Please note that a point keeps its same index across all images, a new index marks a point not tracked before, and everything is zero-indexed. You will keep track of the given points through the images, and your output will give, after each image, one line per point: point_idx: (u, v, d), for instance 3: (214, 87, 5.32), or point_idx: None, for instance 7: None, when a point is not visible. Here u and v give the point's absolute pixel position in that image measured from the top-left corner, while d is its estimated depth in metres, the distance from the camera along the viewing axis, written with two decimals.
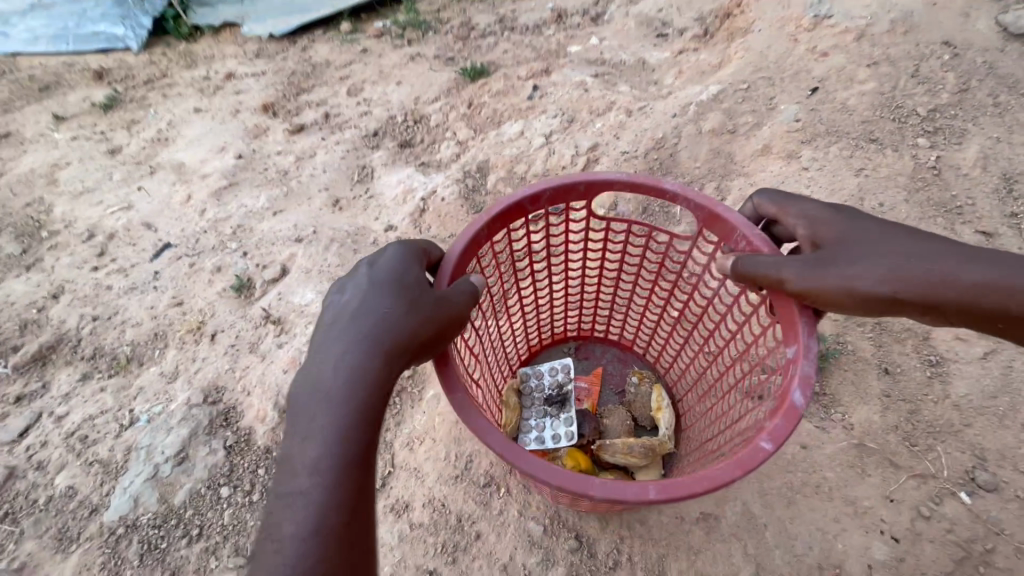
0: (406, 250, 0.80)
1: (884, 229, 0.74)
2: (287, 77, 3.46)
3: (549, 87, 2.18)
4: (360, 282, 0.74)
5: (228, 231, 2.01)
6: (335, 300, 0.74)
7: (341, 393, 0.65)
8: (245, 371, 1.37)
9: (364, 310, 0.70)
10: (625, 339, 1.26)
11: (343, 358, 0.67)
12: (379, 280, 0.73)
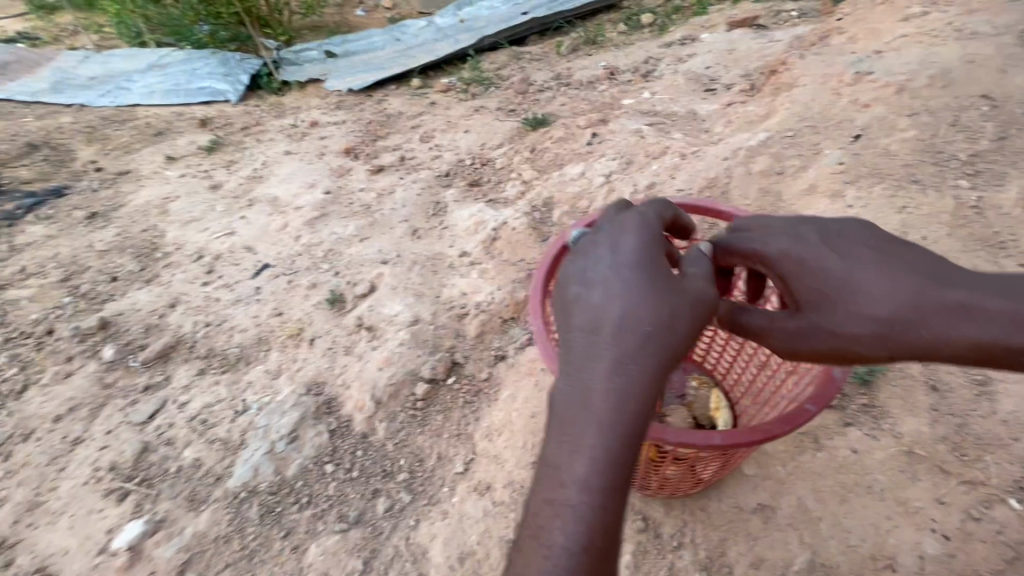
0: (648, 245, 0.83)
1: (829, 284, 0.85)
2: (364, 125, 3.90)
3: (607, 134, 2.43)
4: (606, 281, 0.78)
5: (321, 254, 2.29)
6: (580, 295, 0.79)
7: (611, 403, 0.72)
8: (344, 369, 1.58)
9: (620, 318, 0.75)
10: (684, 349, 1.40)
11: (607, 369, 0.73)
12: (629, 281, 0.77)
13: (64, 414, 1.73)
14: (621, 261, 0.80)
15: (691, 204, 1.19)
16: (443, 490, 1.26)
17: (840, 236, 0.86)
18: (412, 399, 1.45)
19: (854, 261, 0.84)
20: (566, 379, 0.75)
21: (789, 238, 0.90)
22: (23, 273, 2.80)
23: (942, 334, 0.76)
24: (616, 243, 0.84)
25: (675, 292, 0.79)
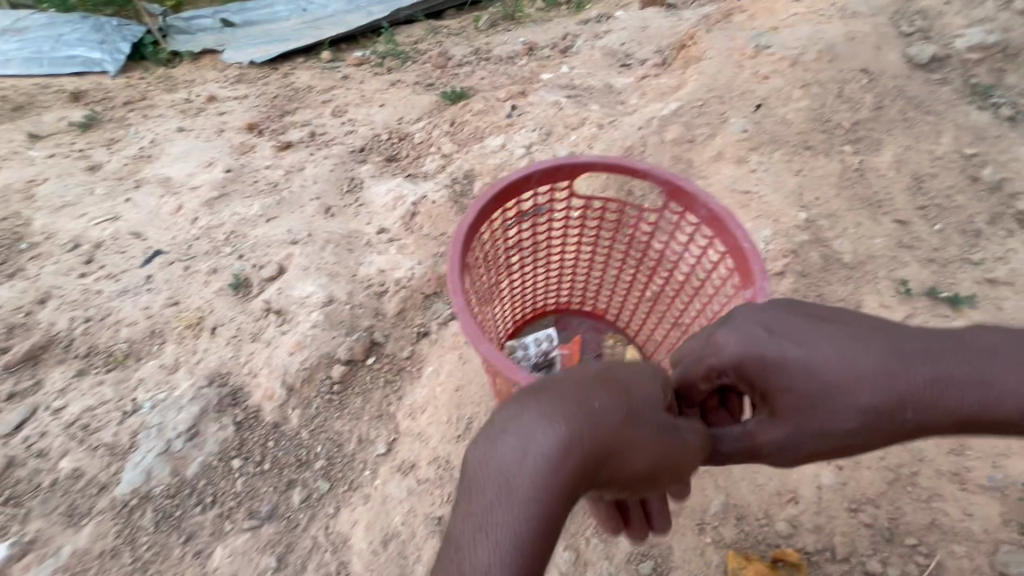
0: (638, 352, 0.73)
1: (835, 367, 0.71)
2: (269, 100, 3.59)
3: (526, 107, 2.40)
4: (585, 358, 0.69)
5: (222, 237, 2.09)
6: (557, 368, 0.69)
7: (534, 476, 0.54)
8: (250, 357, 1.45)
9: (584, 383, 0.63)
10: (597, 309, 1.45)
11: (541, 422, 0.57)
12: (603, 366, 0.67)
13: None
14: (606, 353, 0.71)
15: (605, 163, 1.07)
16: (364, 473, 1.19)
17: (814, 316, 0.77)
18: (328, 383, 1.36)
19: (843, 340, 0.73)
20: (504, 434, 0.57)
21: (734, 338, 0.77)
22: None
23: (957, 413, 0.68)
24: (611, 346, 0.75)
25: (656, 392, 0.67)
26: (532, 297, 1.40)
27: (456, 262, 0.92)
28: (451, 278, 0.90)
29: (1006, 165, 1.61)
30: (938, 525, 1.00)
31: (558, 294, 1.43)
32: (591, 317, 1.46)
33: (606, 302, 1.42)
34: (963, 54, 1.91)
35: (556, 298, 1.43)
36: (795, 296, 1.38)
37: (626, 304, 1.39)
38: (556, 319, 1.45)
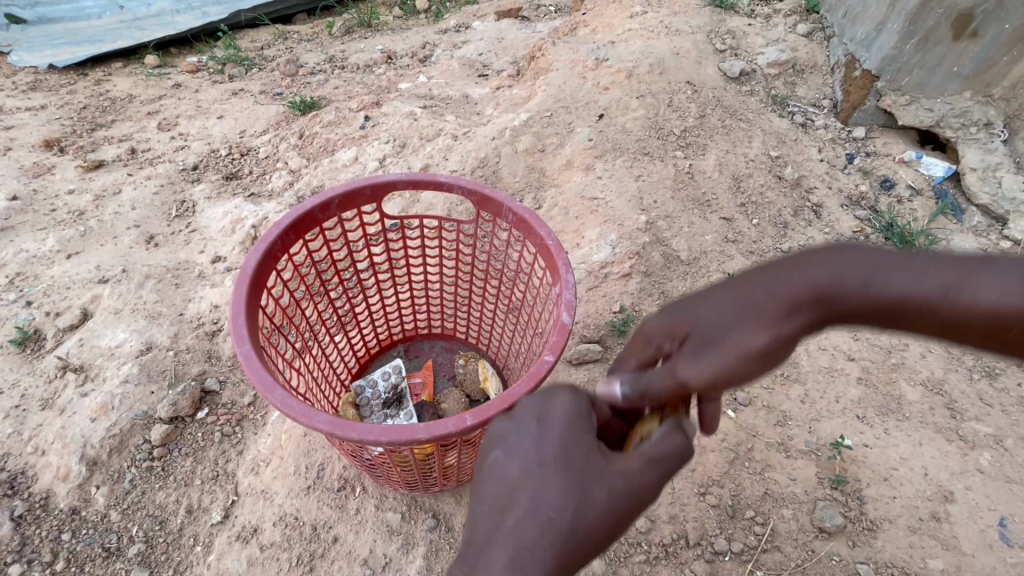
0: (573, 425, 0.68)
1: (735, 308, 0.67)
2: (76, 111, 3.05)
3: (381, 117, 2.30)
4: (522, 446, 0.67)
5: (4, 281, 1.70)
6: (496, 462, 0.68)
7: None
8: (38, 430, 1.18)
9: (523, 522, 0.61)
10: (448, 329, 1.37)
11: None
12: (541, 466, 0.64)
13: None
14: (549, 433, 0.67)
15: (409, 179, 0.97)
16: (194, 550, 1.02)
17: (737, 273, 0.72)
18: (146, 449, 1.14)
19: (750, 283, 0.68)
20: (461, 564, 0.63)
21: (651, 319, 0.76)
22: None
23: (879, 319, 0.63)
24: (542, 401, 0.71)
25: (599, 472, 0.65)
26: (374, 324, 1.29)
27: (242, 311, 0.80)
28: (236, 327, 0.79)
29: (800, 165, 1.87)
30: (770, 493, 1.10)
31: (405, 316, 1.34)
32: (443, 338, 1.39)
33: (455, 322, 1.36)
34: (765, 69, 2.20)
35: (402, 323, 1.35)
36: (644, 293, 1.45)
37: (474, 317, 1.32)
38: (406, 346, 1.36)
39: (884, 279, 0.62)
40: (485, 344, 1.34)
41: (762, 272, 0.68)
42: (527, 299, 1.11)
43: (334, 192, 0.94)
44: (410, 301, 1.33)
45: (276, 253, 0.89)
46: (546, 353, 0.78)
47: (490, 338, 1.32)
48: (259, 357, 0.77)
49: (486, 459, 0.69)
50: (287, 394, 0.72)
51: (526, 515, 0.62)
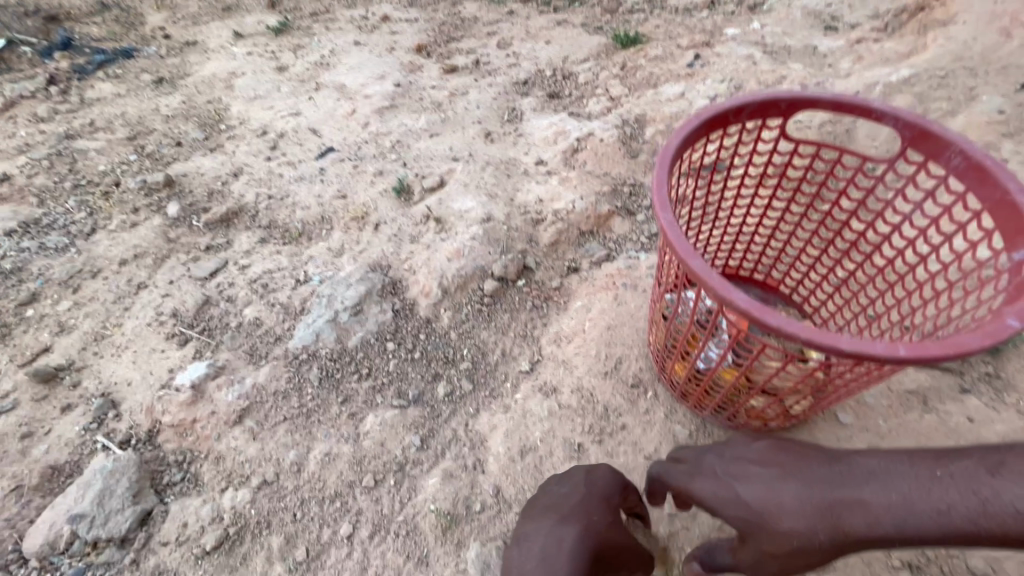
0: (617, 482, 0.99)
1: (769, 509, 0.77)
2: (438, 25, 3.66)
3: (712, 59, 2.21)
4: (573, 485, 0.96)
5: (388, 144, 2.20)
6: (554, 491, 0.96)
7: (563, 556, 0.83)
8: (410, 255, 1.52)
9: (577, 508, 0.90)
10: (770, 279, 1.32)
11: (556, 524, 0.88)
12: (598, 501, 0.93)
13: (131, 259, 1.78)
14: (593, 476, 0.98)
15: (833, 99, 0.89)
16: (505, 385, 1.22)
17: (763, 514, 0.77)
18: (480, 294, 1.39)
19: (785, 507, 0.75)
20: (525, 540, 0.89)
21: (698, 483, 0.87)
22: (95, 127, 2.87)
23: (851, 495, 0.70)
24: (595, 469, 0.99)
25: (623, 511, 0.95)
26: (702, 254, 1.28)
27: (662, 181, 0.81)
28: (655, 194, 0.79)
29: None
30: None
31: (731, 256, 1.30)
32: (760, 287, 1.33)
33: (783, 273, 1.29)
34: None
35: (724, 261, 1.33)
36: None
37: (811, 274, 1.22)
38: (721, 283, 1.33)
39: (896, 523, 0.67)
40: (811, 304, 1.23)
41: (785, 522, 0.74)
42: (914, 263, 0.97)
43: (754, 96, 0.91)
44: (742, 238, 1.29)
45: (695, 140, 0.88)
46: (1005, 317, 0.62)
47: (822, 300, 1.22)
48: (674, 224, 0.77)
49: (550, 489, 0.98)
50: (708, 263, 0.71)
51: (585, 515, 0.89)
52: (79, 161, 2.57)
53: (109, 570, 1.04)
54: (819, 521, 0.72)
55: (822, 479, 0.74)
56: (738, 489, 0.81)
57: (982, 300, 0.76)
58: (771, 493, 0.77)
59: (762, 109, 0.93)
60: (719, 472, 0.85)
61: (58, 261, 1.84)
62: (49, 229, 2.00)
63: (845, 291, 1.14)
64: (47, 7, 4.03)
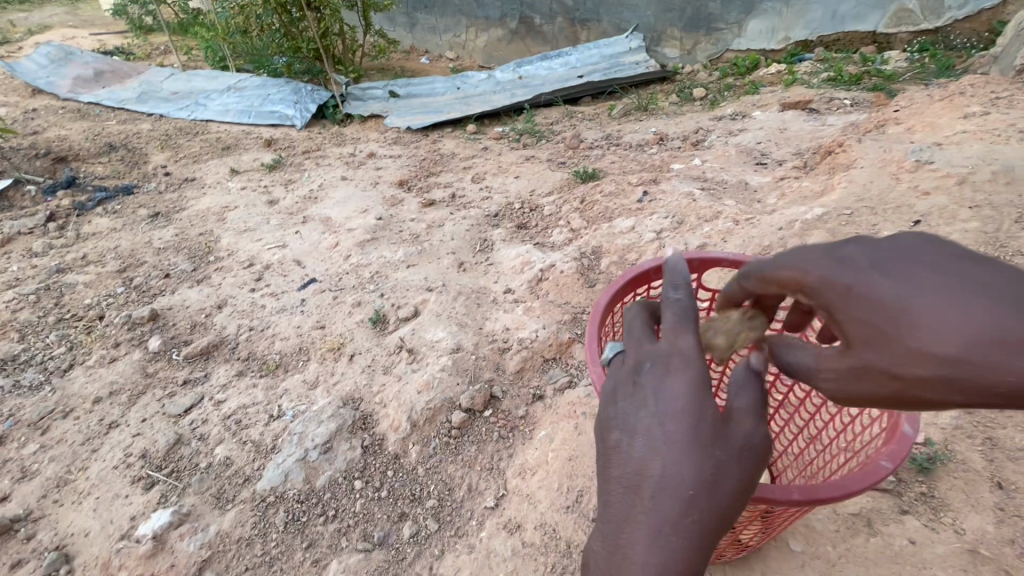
0: (701, 390, 0.72)
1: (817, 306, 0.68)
2: (419, 161, 4.08)
3: (659, 194, 2.51)
4: (651, 432, 0.70)
5: (367, 275, 2.37)
6: (621, 445, 0.72)
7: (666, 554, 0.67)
8: (382, 387, 1.59)
9: (663, 483, 0.68)
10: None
11: (645, 517, 0.68)
12: (679, 442, 0.69)
13: (105, 396, 1.81)
14: (667, 405, 0.71)
15: (733, 261, 1.17)
16: (470, 522, 1.25)
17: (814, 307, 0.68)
18: (447, 426, 1.45)
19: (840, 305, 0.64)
20: (608, 529, 0.71)
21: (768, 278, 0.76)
22: (86, 260, 3.01)
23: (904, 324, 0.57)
24: (660, 383, 0.72)
25: (722, 436, 0.71)
26: None
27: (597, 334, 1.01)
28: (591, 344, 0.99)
29: None
30: None
31: None
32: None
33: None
34: None
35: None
36: (960, 433, 1.29)
37: None
38: None
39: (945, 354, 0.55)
40: None
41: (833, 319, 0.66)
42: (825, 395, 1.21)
43: (668, 260, 1.16)
44: None
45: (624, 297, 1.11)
46: (884, 457, 0.84)
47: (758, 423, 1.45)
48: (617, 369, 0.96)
49: (617, 437, 0.73)
50: None
51: (663, 489, 0.68)
52: (67, 294, 2.67)
53: None
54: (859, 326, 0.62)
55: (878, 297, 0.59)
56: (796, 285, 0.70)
57: (875, 434, 0.99)
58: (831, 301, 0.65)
59: (677, 271, 1.18)
60: (833, 282, 0.64)
61: (30, 400, 1.85)
62: (27, 366, 2.03)
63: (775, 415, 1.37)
64: (57, 149, 4.40)
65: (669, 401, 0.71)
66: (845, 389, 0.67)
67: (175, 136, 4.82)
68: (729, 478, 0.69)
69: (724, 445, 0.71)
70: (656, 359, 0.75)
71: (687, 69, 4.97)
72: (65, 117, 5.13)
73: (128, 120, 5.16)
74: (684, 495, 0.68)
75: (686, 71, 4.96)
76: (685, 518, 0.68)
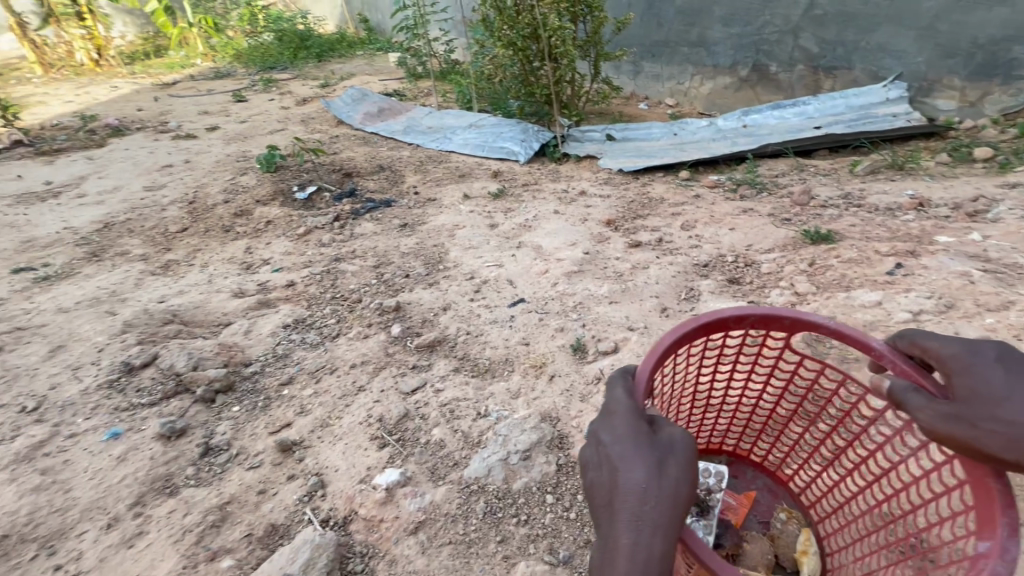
0: (633, 419, 0.98)
1: (962, 374, 0.99)
2: (628, 202, 4.18)
3: (916, 269, 2.18)
4: (605, 460, 0.95)
5: (571, 304, 2.52)
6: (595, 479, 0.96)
7: (647, 545, 0.85)
8: (580, 413, 1.73)
9: (624, 495, 0.90)
10: (780, 473, 1.58)
11: (623, 526, 0.87)
12: (629, 456, 0.93)
13: (358, 364, 2.26)
14: (617, 438, 0.97)
15: (836, 331, 1.16)
16: None
17: (962, 372, 1.00)
18: None
19: (996, 381, 0.96)
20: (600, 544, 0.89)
21: (958, 343, 1.03)
22: (355, 254, 3.81)
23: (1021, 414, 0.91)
24: (606, 427, 0.99)
25: (658, 449, 0.94)
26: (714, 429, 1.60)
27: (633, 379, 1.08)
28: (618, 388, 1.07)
29: None
30: None
31: (741, 439, 1.62)
32: (770, 477, 1.59)
33: (791, 472, 1.55)
34: None
35: (737, 442, 1.64)
36: None
37: (810, 475, 1.49)
38: (733, 463, 1.62)
39: None
40: (811, 502, 1.49)
41: (968, 386, 0.98)
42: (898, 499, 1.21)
43: (754, 313, 1.21)
44: (756, 426, 1.58)
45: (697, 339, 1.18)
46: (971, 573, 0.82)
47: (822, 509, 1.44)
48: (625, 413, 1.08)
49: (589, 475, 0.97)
50: None
51: (624, 494, 0.91)
52: (340, 279, 3.42)
53: None
54: (977, 403, 0.95)
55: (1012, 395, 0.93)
56: (964, 356, 1.01)
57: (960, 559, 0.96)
58: (979, 378, 0.97)
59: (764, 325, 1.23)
60: (967, 361, 1.00)
61: (310, 354, 2.40)
62: (310, 327, 2.63)
63: (837, 498, 1.40)
64: (347, 167, 5.69)
65: (619, 439, 0.96)
66: (941, 427, 0.97)
67: (426, 163, 5.81)
68: (670, 465, 0.91)
69: (661, 453, 0.93)
70: (602, 411, 1.03)
71: (967, 123, 4.15)
72: (355, 142, 6.62)
73: (395, 148, 6.40)
74: (647, 499, 0.89)
75: (965, 128, 4.14)
76: (651, 517, 0.87)
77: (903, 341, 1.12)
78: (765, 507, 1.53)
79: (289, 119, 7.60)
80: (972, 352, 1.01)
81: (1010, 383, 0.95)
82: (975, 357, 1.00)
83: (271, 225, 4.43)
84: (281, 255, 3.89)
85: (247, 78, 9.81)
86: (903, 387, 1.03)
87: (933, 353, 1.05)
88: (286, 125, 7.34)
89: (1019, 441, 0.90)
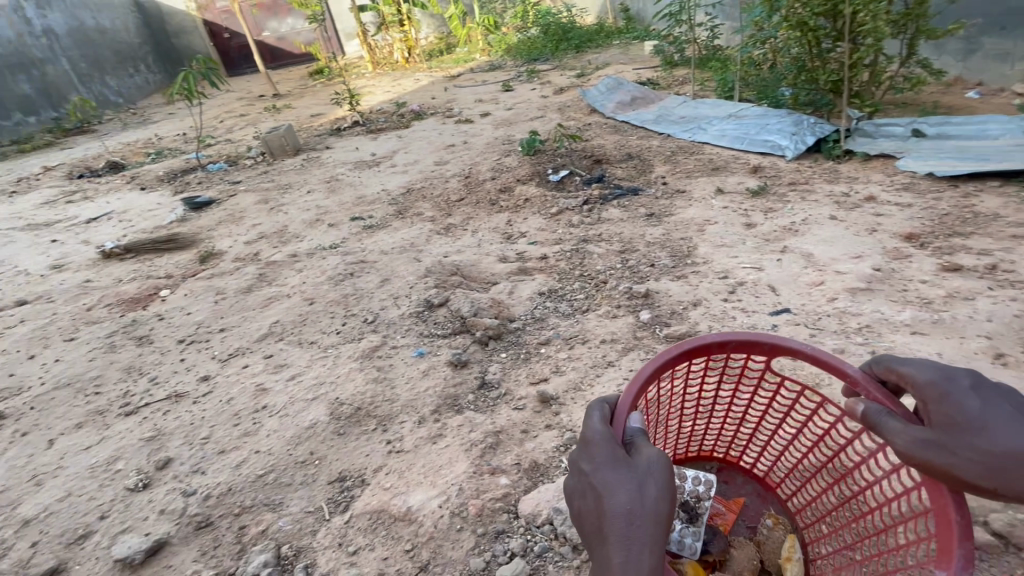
0: (611, 443, 0.98)
1: (939, 401, 0.97)
2: (937, 216, 3.33)
3: None
4: (590, 486, 0.95)
5: (855, 324, 2.23)
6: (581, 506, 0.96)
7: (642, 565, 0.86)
8: None
9: (615, 522, 0.90)
10: (769, 479, 1.49)
11: (613, 553, 0.88)
12: (611, 482, 0.93)
13: (608, 340, 2.39)
14: (599, 467, 0.96)
15: (811, 354, 1.13)
16: None
17: (938, 398, 0.97)
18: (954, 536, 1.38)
19: (971, 408, 0.93)
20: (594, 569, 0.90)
21: (936, 371, 1.00)
22: (601, 238, 3.97)
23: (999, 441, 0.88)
24: (585, 454, 0.99)
25: (636, 470, 0.94)
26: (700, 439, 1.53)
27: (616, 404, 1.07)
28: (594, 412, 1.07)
29: None
30: None
31: (728, 447, 1.54)
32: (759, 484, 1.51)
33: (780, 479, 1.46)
34: None
35: (726, 449, 1.55)
36: None
37: (797, 482, 1.40)
38: (720, 470, 1.55)
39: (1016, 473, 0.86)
40: (798, 510, 1.40)
41: (946, 412, 0.95)
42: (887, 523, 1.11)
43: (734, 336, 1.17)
44: (745, 437, 1.50)
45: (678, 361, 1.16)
46: None
47: (809, 517, 1.36)
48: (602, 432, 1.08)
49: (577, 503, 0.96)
50: None
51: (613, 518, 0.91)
52: (586, 259, 3.61)
53: (562, 561, 1.42)
54: (953, 430, 0.93)
55: (993, 423, 0.91)
56: (941, 380, 0.98)
57: None
58: (951, 405, 0.95)
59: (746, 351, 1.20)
60: (943, 388, 0.97)
61: (563, 322, 2.62)
62: (562, 298, 2.85)
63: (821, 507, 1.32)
64: (598, 154, 5.90)
65: (599, 467, 0.96)
66: (919, 457, 0.94)
67: (677, 153, 5.64)
68: (650, 486, 0.92)
69: (640, 474, 0.94)
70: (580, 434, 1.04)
71: None
72: (606, 130, 6.81)
73: (645, 136, 6.36)
74: (632, 523, 0.89)
75: None
76: (641, 542, 0.88)
77: (880, 366, 1.09)
78: (749, 514, 1.45)
79: (548, 107, 8.22)
80: (944, 375, 0.98)
81: (981, 409, 0.93)
82: (956, 383, 0.97)
83: (529, 203, 4.92)
84: (537, 230, 4.31)
85: (516, 69, 10.91)
86: (880, 413, 1.00)
87: (907, 380, 1.02)
88: (545, 112, 7.97)
89: (996, 469, 0.87)
